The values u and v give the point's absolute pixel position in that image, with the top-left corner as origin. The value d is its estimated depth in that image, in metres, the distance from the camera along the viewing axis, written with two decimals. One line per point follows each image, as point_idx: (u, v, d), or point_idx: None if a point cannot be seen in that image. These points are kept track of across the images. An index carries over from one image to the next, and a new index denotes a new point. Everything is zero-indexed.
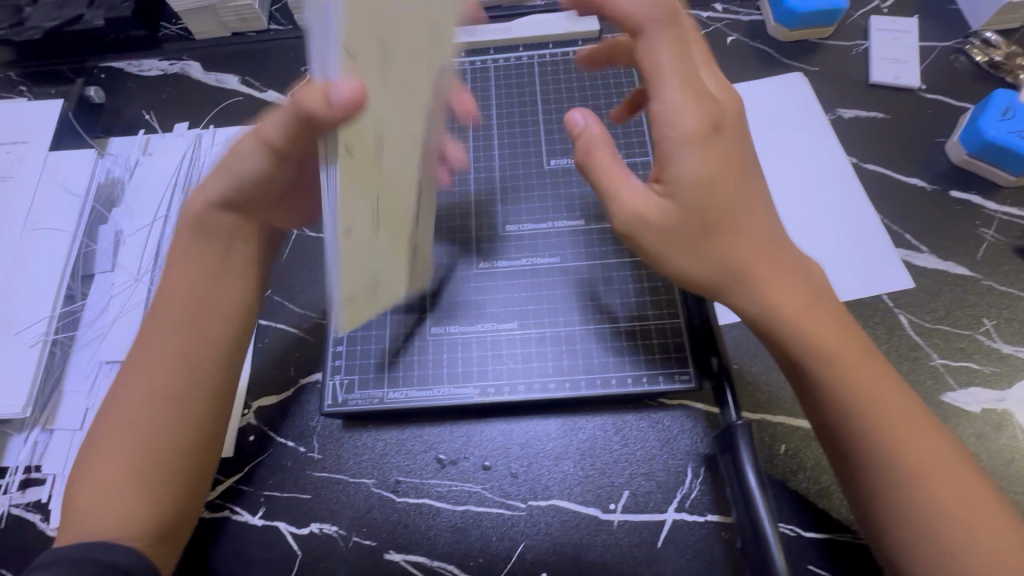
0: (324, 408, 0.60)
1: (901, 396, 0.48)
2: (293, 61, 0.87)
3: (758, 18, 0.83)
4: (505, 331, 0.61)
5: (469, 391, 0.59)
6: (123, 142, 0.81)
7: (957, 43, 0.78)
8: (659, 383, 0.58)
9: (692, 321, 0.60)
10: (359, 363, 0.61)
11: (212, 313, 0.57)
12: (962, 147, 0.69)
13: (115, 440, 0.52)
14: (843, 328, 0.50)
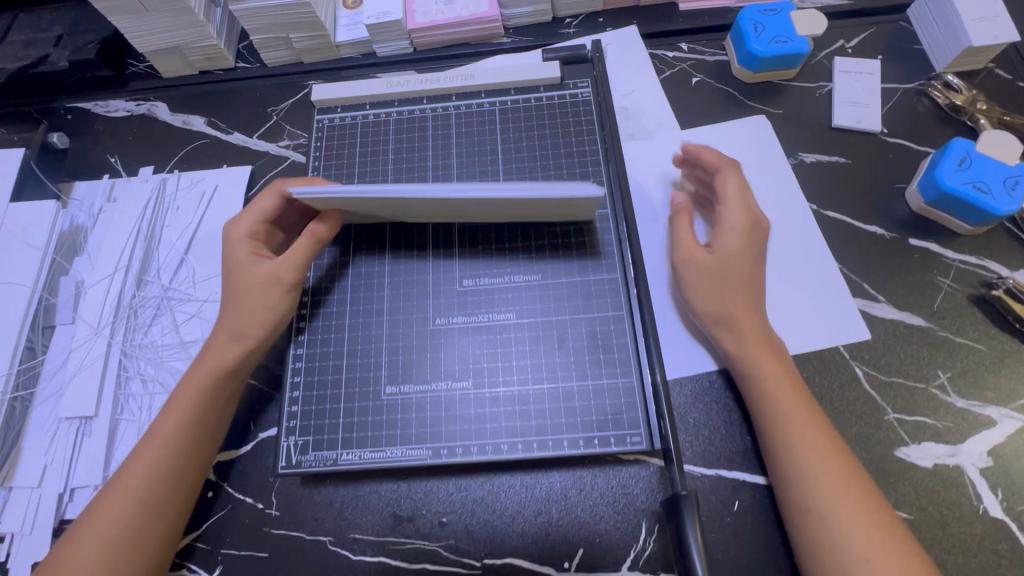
0: (278, 470, 0.61)
1: (860, 489, 0.54)
2: (259, 102, 0.87)
3: (723, 58, 0.83)
4: (459, 389, 0.62)
5: (421, 453, 0.60)
6: (87, 187, 0.80)
7: (919, 86, 0.78)
8: (611, 445, 0.58)
9: (646, 382, 0.61)
10: (314, 423, 0.63)
11: (211, 397, 0.61)
12: (919, 195, 0.69)
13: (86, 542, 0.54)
14: (811, 416, 0.57)
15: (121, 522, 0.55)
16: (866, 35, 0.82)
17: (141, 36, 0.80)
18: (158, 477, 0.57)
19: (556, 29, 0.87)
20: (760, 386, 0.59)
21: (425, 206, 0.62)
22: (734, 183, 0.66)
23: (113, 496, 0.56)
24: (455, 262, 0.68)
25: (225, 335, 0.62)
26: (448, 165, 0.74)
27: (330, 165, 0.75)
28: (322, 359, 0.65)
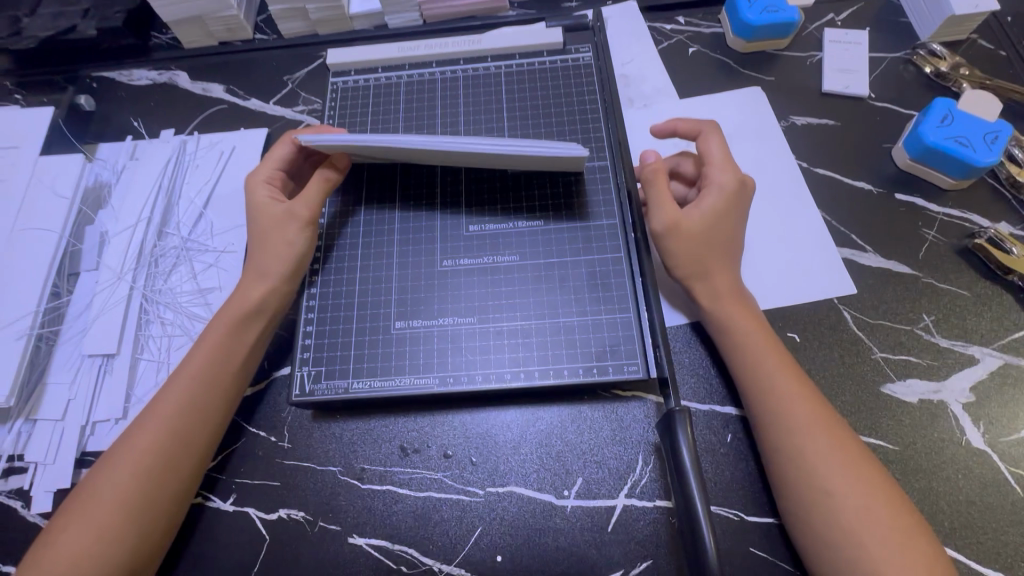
0: (291, 398, 0.63)
1: (838, 433, 0.56)
2: (275, 71, 0.91)
3: (718, 30, 0.87)
4: (464, 324, 0.65)
5: (429, 380, 0.63)
6: (111, 147, 0.84)
7: (905, 54, 0.82)
8: (610, 374, 0.61)
9: (642, 316, 0.63)
10: (326, 355, 0.65)
11: (224, 350, 0.62)
12: (905, 152, 0.73)
13: (114, 474, 0.56)
14: (792, 370, 0.59)
15: (147, 457, 0.57)
16: (855, 8, 0.86)
17: (166, 5, 0.84)
18: (184, 415, 0.59)
19: (559, 3, 0.91)
20: (735, 336, 0.61)
21: (431, 155, 0.65)
22: (717, 147, 0.68)
23: (140, 432, 0.58)
24: (461, 212, 0.71)
25: (246, 282, 0.65)
26: (455, 125, 0.78)
27: (343, 117, 0.79)
28: (335, 297, 0.68)
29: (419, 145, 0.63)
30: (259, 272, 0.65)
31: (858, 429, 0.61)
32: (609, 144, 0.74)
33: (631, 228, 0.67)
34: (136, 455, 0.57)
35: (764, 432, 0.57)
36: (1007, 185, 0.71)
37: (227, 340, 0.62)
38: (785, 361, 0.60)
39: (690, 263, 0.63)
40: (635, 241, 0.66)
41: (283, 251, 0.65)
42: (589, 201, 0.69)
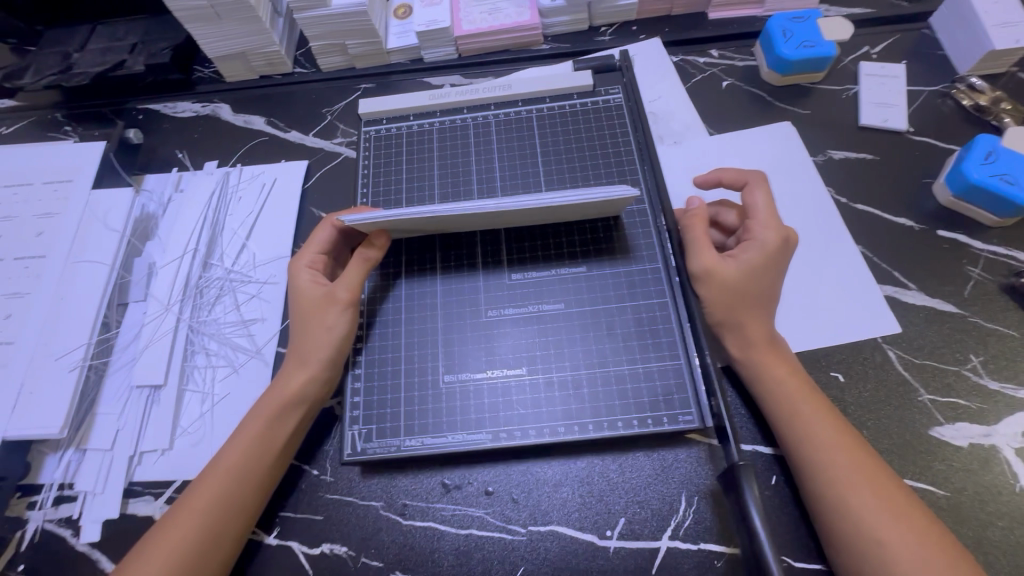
0: (344, 458, 0.65)
1: (889, 491, 0.54)
2: (314, 104, 0.93)
3: (752, 63, 0.87)
4: (514, 377, 0.66)
5: (482, 437, 0.64)
6: (157, 179, 0.87)
7: (944, 87, 0.81)
8: (663, 424, 0.62)
9: (692, 364, 0.65)
10: (377, 404, 0.67)
11: (273, 422, 0.63)
12: (947, 188, 0.72)
13: (163, 540, 0.57)
14: (835, 426, 0.58)
15: (196, 524, 0.57)
16: (890, 41, 0.86)
17: (213, 42, 0.87)
18: (232, 483, 0.60)
19: (592, 37, 0.92)
20: (772, 391, 0.61)
21: (483, 217, 0.66)
22: (762, 198, 0.67)
23: (191, 498, 0.59)
24: (502, 267, 0.72)
25: (296, 353, 0.66)
26: (489, 169, 0.79)
27: (379, 179, 0.80)
28: (383, 339, 0.70)
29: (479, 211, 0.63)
30: (306, 348, 0.65)
31: (906, 473, 0.60)
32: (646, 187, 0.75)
33: (675, 272, 0.69)
34: (186, 523, 0.57)
35: (812, 494, 0.56)
36: None
37: (275, 413, 0.63)
38: (828, 418, 0.58)
39: (724, 309, 0.64)
40: (680, 286, 0.68)
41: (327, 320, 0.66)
42: (628, 249, 0.71)
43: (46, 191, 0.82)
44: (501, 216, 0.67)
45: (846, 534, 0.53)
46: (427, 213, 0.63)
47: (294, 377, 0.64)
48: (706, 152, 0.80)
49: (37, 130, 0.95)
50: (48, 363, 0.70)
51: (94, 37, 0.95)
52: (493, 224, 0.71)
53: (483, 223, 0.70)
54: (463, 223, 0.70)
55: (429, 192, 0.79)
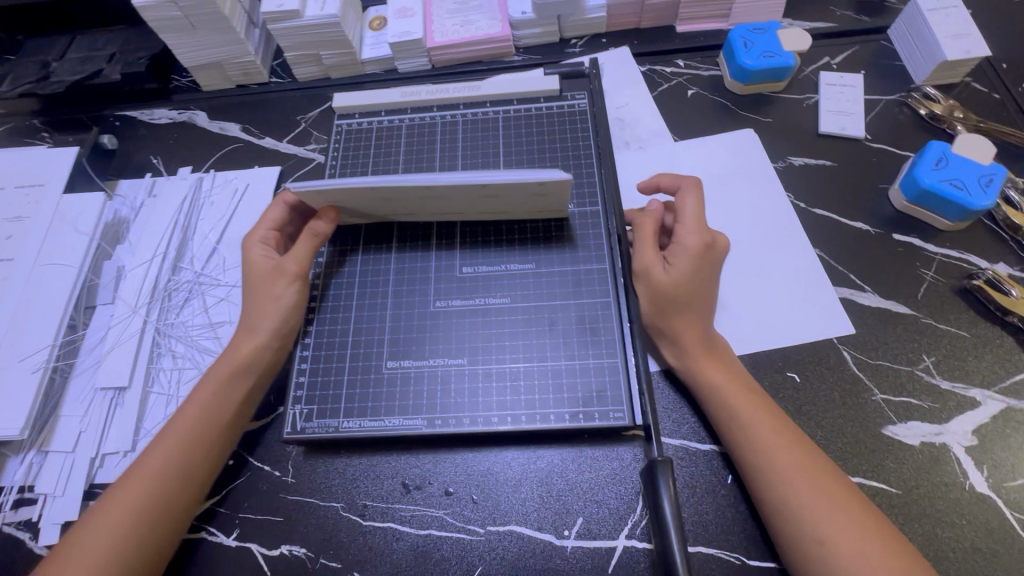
0: (283, 435, 0.65)
1: (823, 471, 0.56)
2: (289, 111, 0.94)
3: (716, 73, 0.90)
4: (454, 367, 0.67)
5: (416, 422, 0.65)
6: (131, 184, 0.88)
7: (900, 97, 0.84)
8: (594, 420, 0.63)
9: (629, 364, 0.65)
10: (319, 393, 0.67)
11: (218, 393, 0.63)
12: (901, 194, 0.74)
13: (100, 525, 0.57)
14: (772, 411, 0.60)
15: (136, 507, 0.57)
16: (850, 52, 0.89)
17: (189, 51, 0.89)
18: (173, 466, 0.60)
19: (562, 48, 0.94)
20: (713, 377, 0.62)
21: (419, 197, 0.67)
22: (692, 204, 0.68)
23: (128, 483, 0.59)
24: (455, 252, 0.73)
25: (238, 337, 0.66)
26: (453, 158, 0.81)
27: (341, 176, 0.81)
28: (331, 335, 0.70)
29: (413, 185, 0.64)
30: (250, 330, 0.66)
31: (859, 471, 0.61)
32: (602, 190, 0.76)
33: (622, 274, 0.70)
34: (124, 507, 0.57)
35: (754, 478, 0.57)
36: (1004, 226, 0.72)
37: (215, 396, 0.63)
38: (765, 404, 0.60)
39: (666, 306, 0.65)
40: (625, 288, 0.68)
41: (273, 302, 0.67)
42: (583, 246, 0.72)
43: (17, 195, 0.82)
44: (442, 198, 0.67)
45: (782, 505, 0.55)
46: (365, 183, 0.64)
47: (236, 358, 0.65)
48: (669, 159, 0.82)
49: (14, 137, 0.96)
50: (11, 364, 0.71)
51: (74, 46, 0.97)
52: (439, 212, 0.72)
53: (429, 208, 0.71)
54: (409, 206, 0.70)
55: (393, 166, 0.81)
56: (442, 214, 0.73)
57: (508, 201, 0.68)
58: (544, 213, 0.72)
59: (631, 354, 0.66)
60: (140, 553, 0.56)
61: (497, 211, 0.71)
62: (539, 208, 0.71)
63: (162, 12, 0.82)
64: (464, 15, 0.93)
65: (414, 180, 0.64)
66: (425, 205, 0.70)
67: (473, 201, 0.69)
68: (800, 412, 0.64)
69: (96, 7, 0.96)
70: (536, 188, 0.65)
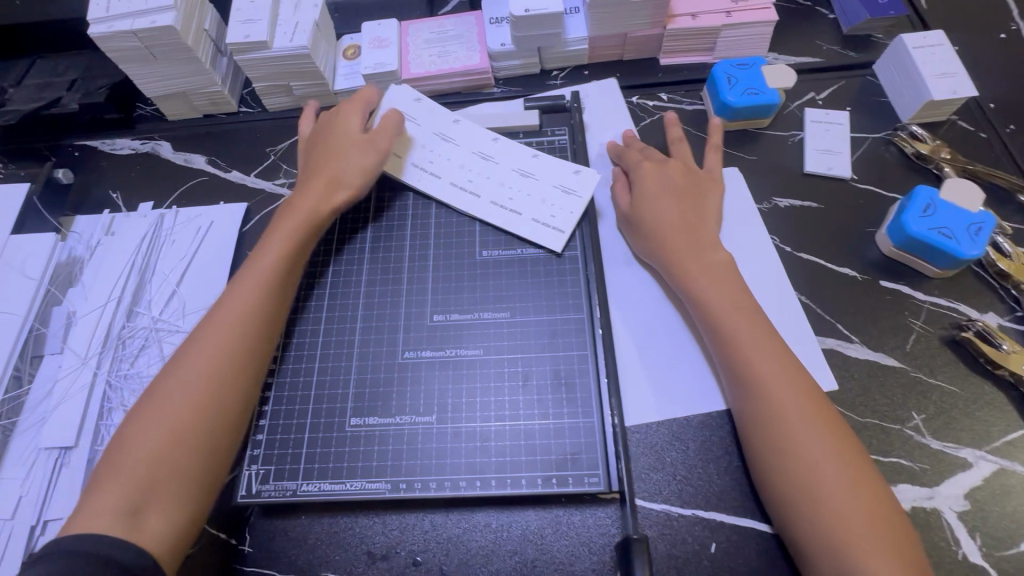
0: (236, 499, 0.60)
1: (852, 459, 0.55)
2: (257, 143, 0.90)
3: (700, 108, 0.87)
4: (421, 425, 0.62)
5: (380, 486, 0.60)
6: (87, 221, 0.83)
7: (886, 135, 0.82)
8: (568, 485, 0.58)
9: (606, 424, 0.60)
10: (277, 452, 0.62)
11: (220, 344, 0.60)
12: (888, 239, 0.72)
13: (157, 459, 0.55)
14: (809, 393, 0.58)
15: (193, 442, 0.56)
16: (835, 88, 0.87)
17: (150, 80, 0.85)
18: (222, 404, 0.58)
19: (543, 80, 0.92)
20: (739, 352, 0.61)
21: (472, 155, 0.77)
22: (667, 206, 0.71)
23: (175, 419, 0.56)
24: (427, 298, 0.69)
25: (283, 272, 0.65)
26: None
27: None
28: (291, 388, 0.65)
29: (477, 138, 0.78)
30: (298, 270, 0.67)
31: None
32: (583, 231, 0.73)
33: (599, 323, 0.65)
34: (182, 445, 0.56)
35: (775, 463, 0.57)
36: (993, 274, 0.70)
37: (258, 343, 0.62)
38: (799, 386, 0.59)
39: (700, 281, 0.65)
40: (602, 338, 0.64)
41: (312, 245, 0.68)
42: (562, 292, 0.68)
43: None
44: (490, 164, 0.76)
45: (795, 497, 0.55)
46: (442, 125, 0.78)
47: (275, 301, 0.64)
48: None
49: None
50: None
51: (31, 72, 0.93)
52: (468, 182, 0.75)
53: (463, 173, 0.76)
54: (448, 169, 0.76)
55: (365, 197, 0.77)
56: (456, 190, 0.75)
57: (535, 191, 0.74)
58: (550, 223, 0.72)
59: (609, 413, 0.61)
60: (209, 481, 0.56)
61: (512, 206, 0.73)
62: (551, 211, 0.73)
63: (122, 42, 0.78)
64: (442, 46, 0.90)
65: (476, 142, 0.78)
66: (463, 164, 0.76)
67: (504, 178, 0.75)
68: None
69: (56, 33, 0.91)
70: (564, 181, 0.74)
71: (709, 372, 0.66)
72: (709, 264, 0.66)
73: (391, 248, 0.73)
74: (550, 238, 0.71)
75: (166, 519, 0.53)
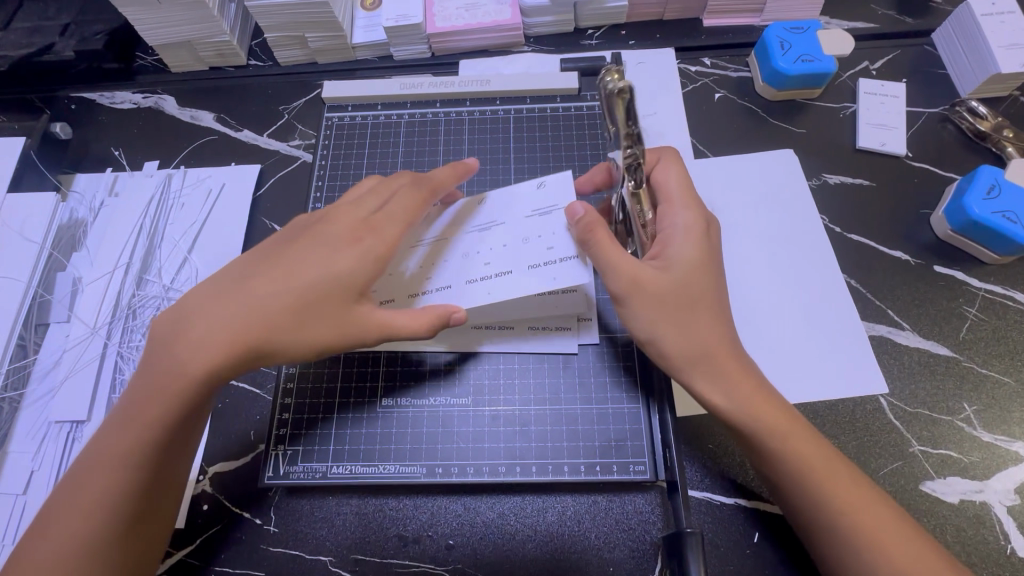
0: (264, 479, 0.59)
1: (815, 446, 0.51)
2: (269, 100, 0.84)
3: (746, 75, 0.81)
4: (457, 406, 0.61)
5: (415, 470, 0.58)
6: (88, 179, 0.78)
7: (944, 110, 0.77)
8: (613, 473, 0.58)
9: (652, 410, 0.59)
10: (303, 433, 0.60)
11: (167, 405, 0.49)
12: (946, 222, 0.68)
13: (62, 524, 0.47)
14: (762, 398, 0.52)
15: (102, 515, 0.47)
16: (890, 57, 0.81)
17: (153, 27, 0.77)
18: (135, 470, 0.48)
19: (578, 40, 0.85)
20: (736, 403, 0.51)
21: None
22: (674, 178, 0.59)
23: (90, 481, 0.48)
24: None
25: (235, 329, 0.49)
26: (459, 149, 0.74)
27: (334, 182, 0.73)
28: (318, 365, 0.62)
29: None
30: (264, 346, 0.50)
31: None
32: None
33: None
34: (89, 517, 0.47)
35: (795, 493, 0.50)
36: None
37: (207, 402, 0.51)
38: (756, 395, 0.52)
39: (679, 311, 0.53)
40: None
41: (282, 325, 0.49)
42: None
43: None
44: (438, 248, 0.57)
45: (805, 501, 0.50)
46: None
47: (221, 368, 0.49)
48: (696, 173, 0.75)
49: None
50: None
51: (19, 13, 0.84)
52: (467, 281, 0.55)
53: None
54: (459, 267, 0.56)
55: (392, 166, 0.74)
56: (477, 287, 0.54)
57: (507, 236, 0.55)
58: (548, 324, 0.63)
59: (654, 399, 0.60)
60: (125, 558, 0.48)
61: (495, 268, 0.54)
62: (546, 242, 0.54)
63: None
64: None
65: None
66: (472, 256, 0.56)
67: (501, 255, 0.54)
68: None
69: None
70: (534, 202, 0.55)
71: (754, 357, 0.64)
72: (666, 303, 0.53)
73: None
74: (571, 272, 0.52)
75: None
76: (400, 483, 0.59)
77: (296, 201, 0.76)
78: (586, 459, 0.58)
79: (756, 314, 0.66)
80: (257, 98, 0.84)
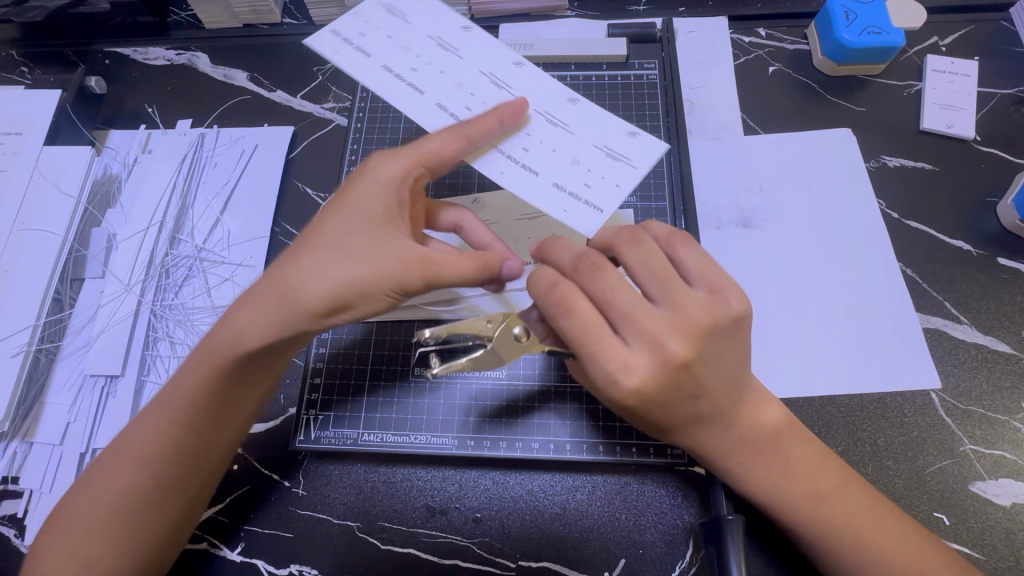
0: (294, 444, 0.58)
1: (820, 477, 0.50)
2: (302, 60, 0.81)
3: (804, 47, 0.77)
4: (490, 379, 0.60)
5: (446, 443, 0.58)
6: (123, 136, 0.77)
7: (1018, 92, 0.72)
8: (649, 455, 0.56)
9: None
10: (335, 398, 0.60)
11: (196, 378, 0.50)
12: (1015, 212, 0.64)
13: (102, 486, 0.49)
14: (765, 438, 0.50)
15: (141, 483, 0.49)
16: (962, 32, 0.76)
17: None
18: (152, 444, 0.50)
19: (626, 5, 0.81)
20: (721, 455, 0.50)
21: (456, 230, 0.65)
22: (636, 266, 0.48)
23: (140, 455, 0.49)
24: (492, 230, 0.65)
25: (270, 303, 0.49)
26: None
27: (369, 146, 0.71)
28: (350, 332, 0.62)
29: None
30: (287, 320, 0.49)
31: (942, 532, 0.54)
32: (669, 182, 0.66)
33: None
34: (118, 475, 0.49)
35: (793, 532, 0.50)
36: None
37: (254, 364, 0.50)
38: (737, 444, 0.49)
39: (680, 387, 0.45)
40: None
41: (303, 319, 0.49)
42: None
43: None
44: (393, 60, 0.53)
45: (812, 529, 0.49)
46: None
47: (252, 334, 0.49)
48: (746, 149, 0.71)
49: None
50: None
51: None
52: (381, 62, 0.53)
53: None
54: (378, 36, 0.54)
55: None
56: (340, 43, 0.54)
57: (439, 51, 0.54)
58: None
59: None
60: (143, 531, 0.49)
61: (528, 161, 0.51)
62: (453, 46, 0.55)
63: None
64: None
65: None
66: (367, 20, 0.55)
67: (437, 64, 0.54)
68: (873, 455, 0.57)
69: None
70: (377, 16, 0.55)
71: (797, 345, 0.61)
72: (672, 375, 0.45)
73: (458, 187, 0.68)
74: (585, 219, 0.48)
75: (103, 561, 0.48)
76: (430, 455, 0.58)
77: (329, 166, 0.75)
78: (621, 439, 0.57)
79: (801, 301, 0.63)
80: (292, 58, 0.81)
